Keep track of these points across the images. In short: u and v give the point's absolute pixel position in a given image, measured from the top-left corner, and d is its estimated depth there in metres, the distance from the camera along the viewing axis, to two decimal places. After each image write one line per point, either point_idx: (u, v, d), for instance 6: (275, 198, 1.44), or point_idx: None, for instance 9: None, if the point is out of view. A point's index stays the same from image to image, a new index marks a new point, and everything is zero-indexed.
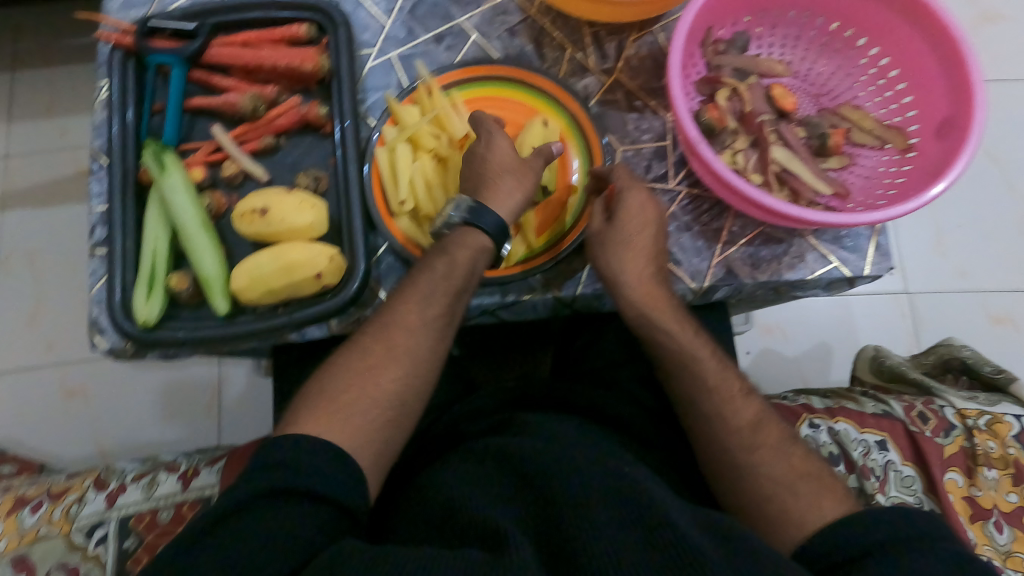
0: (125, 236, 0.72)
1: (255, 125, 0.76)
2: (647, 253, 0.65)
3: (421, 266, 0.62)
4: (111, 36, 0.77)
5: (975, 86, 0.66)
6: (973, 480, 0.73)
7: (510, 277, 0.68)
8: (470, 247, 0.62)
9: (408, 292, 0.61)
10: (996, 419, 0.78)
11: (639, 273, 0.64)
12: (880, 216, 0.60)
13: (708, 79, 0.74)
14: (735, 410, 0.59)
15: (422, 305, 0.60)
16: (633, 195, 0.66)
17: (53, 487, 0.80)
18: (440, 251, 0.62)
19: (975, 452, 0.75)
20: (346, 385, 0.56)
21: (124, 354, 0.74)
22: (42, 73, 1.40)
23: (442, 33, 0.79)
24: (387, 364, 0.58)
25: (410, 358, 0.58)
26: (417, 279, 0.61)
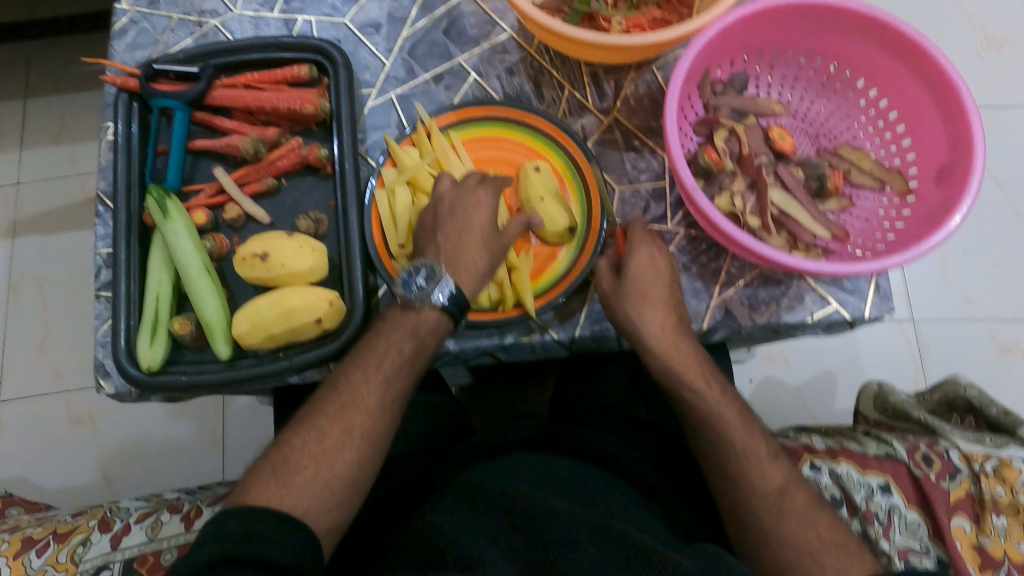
0: (130, 280, 0.74)
1: (257, 167, 0.76)
2: (665, 304, 0.66)
3: (373, 339, 0.65)
4: (116, 78, 0.78)
5: (973, 132, 0.66)
6: (981, 527, 0.72)
7: (508, 320, 0.69)
8: (427, 321, 0.64)
9: (368, 370, 0.63)
10: (1005, 463, 0.77)
11: (660, 325, 0.65)
12: (876, 266, 0.61)
13: (706, 119, 0.74)
14: (763, 473, 0.59)
15: (383, 384, 0.63)
16: (647, 247, 0.67)
17: (59, 528, 0.82)
18: (396, 326, 0.64)
19: (982, 497, 0.73)
20: (302, 465, 0.58)
21: (130, 397, 0.76)
22: (52, 100, 1.42)
23: (441, 73, 0.80)
24: (346, 445, 0.60)
25: (368, 437, 0.61)
26: (370, 353, 0.64)
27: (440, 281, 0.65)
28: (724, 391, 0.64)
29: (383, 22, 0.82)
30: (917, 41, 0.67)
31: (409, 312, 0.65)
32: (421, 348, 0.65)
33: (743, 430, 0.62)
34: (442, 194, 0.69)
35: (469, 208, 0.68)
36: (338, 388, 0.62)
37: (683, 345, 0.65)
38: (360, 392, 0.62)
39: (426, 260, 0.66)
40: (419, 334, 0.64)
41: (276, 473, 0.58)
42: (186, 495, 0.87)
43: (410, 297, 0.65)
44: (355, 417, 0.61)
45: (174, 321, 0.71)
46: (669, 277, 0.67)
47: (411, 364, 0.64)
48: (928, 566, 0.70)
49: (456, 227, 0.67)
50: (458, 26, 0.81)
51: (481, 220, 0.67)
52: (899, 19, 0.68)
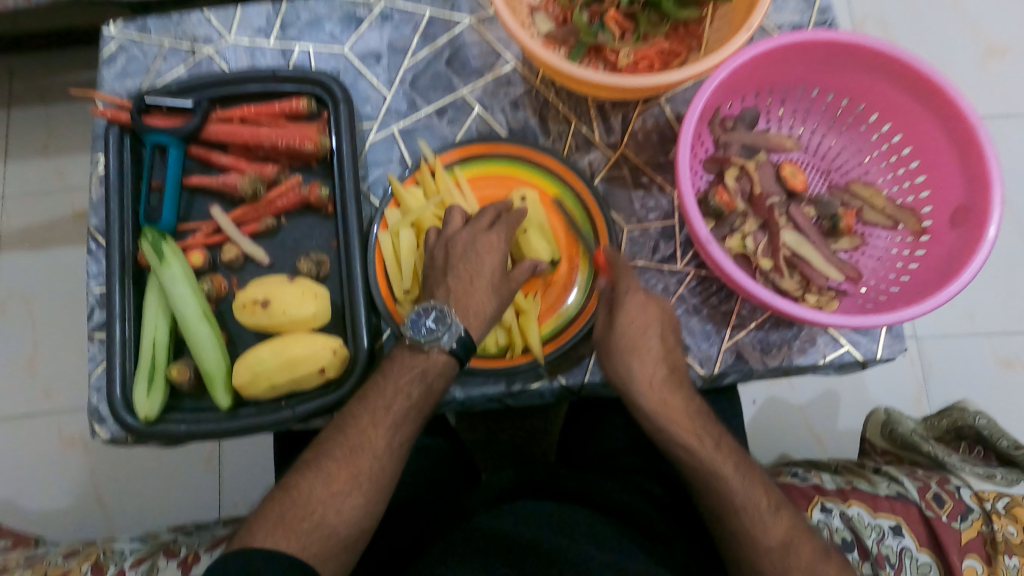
0: (124, 323, 0.71)
1: (255, 206, 0.75)
2: (659, 358, 0.64)
3: (381, 381, 0.63)
4: (106, 112, 0.75)
5: (990, 175, 0.65)
6: (994, 568, 0.71)
7: (516, 367, 0.68)
8: (436, 366, 0.63)
9: (375, 413, 0.61)
10: (1016, 503, 0.77)
11: (649, 379, 0.63)
12: (895, 319, 0.60)
13: (717, 157, 0.73)
14: (766, 530, 0.59)
15: (391, 429, 0.61)
16: (634, 298, 0.64)
17: (49, 571, 0.80)
18: (404, 369, 0.63)
19: (994, 538, 0.73)
20: (310, 511, 0.58)
21: (126, 443, 0.74)
22: (38, 111, 1.36)
23: (444, 106, 0.78)
24: (354, 490, 0.59)
25: (375, 483, 0.60)
26: (378, 396, 0.62)
27: (450, 326, 0.62)
28: (724, 449, 0.63)
29: (384, 52, 0.79)
30: (934, 80, 0.66)
31: (417, 355, 0.63)
32: (428, 392, 0.63)
33: (744, 487, 0.61)
34: (451, 234, 0.67)
35: (483, 252, 0.65)
36: (346, 433, 0.61)
37: (673, 399, 0.63)
38: (369, 435, 0.60)
39: (437, 301, 0.64)
40: (428, 378, 0.63)
41: (285, 518, 0.57)
42: (183, 537, 0.85)
43: (419, 340, 0.62)
44: (362, 462, 0.60)
45: (172, 368, 0.70)
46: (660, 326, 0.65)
47: (419, 408, 0.63)
48: None
49: (467, 271, 0.65)
50: (460, 57, 0.79)
51: (494, 266, 0.65)
52: (913, 56, 0.67)
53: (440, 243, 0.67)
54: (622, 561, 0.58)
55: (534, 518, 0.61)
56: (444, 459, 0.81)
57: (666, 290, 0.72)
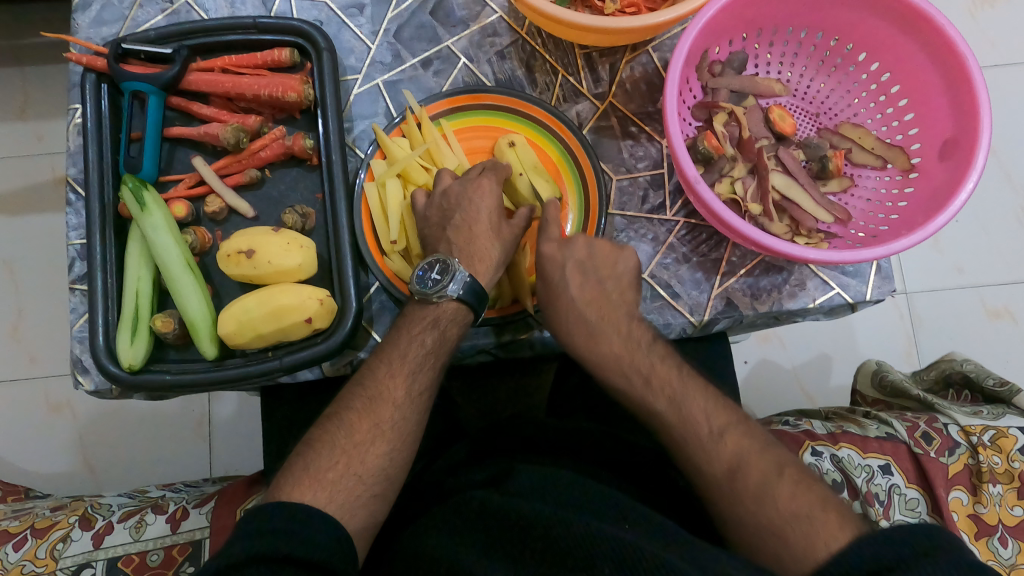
0: (107, 274, 0.70)
1: (239, 157, 0.74)
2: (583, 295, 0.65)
3: (396, 332, 0.63)
4: (82, 57, 0.73)
5: (979, 105, 0.65)
6: (978, 497, 0.74)
7: (487, 320, 0.68)
8: (449, 313, 0.63)
9: (393, 364, 0.61)
10: (1001, 434, 0.77)
11: (579, 321, 0.64)
12: (883, 252, 0.61)
13: (705, 103, 0.72)
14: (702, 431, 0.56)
15: (409, 377, 0.61)
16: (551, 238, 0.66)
17: (39, 522, 0.80)
18: (423, 320, 0.62)
19: (980, 469, 0.75)
20: (334, 461, 0.56)
21: (110, 394, 0.73)
22: (14, 73, 1.32)
23: (429, 57, 0.77)
24: (376, 438, 0.58)
25: (398, 431, 0.59)
26: (394, 350, 0.62)
27: (454, 274, 0.62)
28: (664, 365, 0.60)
29: (367, 3, 0.78)
30: (923, 10, 0.65)
31: (427, 307, 0.63)
32: (443, 339, 0.62)
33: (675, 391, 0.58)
34: (440, 194, 0.67)
35: (477, 198, 0.66)
36: (364, 383, 0.61)
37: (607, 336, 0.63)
38: (388, 386, 0.60)
39: (439, 256, 0.64)
40: (440, 325, 0.62)
41: (310, 469, 0.56)
42: (172, 494, 0.85)
43: (426, 293, 0.62)
44: (382, 410, 0.59)
45: (156, 319, 0.68)
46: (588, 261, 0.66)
47: (436, 357, 0.62)
48: None
49: (464, 222, 0.65)
50: (445, 7, 0.78)
51: (490, 211, 0.66)
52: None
53: (433, 204, 0.67)
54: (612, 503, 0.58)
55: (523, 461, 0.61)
56: None
57: (655, 240, 0.72)
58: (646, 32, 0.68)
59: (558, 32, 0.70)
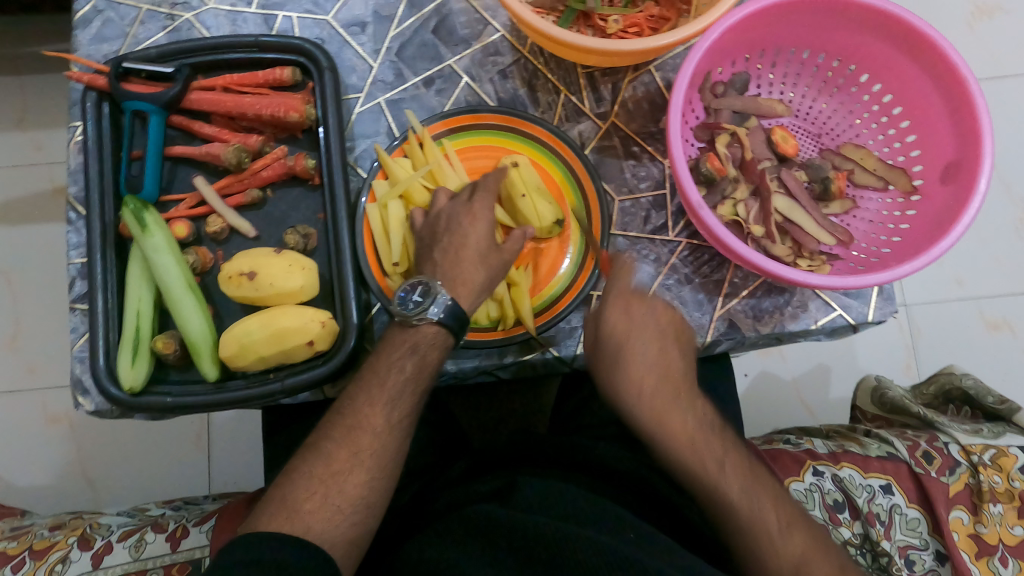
0: (108, 294, 0.70)
1: (240, 177, 0.73)
2: (647, 365, 0.59)
3: (376, 358, 0.62)
4: (83, 76, 0.73)
5: (982, 130, 0.65)
6: (979, 517, 0.74)
7: (485, 342, 0.68)
8: (428, 338, 0.61)
9: (372, 391, 0.60)
10: (1002, 453, 0.78)
11: (641, 389, 0.58)
12: (886, 277, 0.61)
13: (707, 124, 0.72)
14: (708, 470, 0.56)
15: (388, 405, 0.59)
16: (619, 295, 0.61)
17: (37, 543, 0.80)
18: (403, 344, 0.61)
19: (981, 488, 0.75)
20: (311, 492, 0.56)
21: (110, 415, 0.73)
22: (13, 82, 1.32)
23: (431, 76, 0.77)
24: (356, 467, 0.57)
25: (378, 459, 0.58)
26: (373, 376, 0.61)
27: (435, 297, 0.61)
28: (697, 421, 0.58)
29: (369, 20, 0.78)
30: (925, 33, 0.66)
31: (407, 330, 0.62)
32: (422, 365, 0.61)
33: (695, 447, 0.57)
34: (438, 212, 0.66)
35: (467, 222, 0.64)
36: (343, 411, 0.60)
37: (672, 411, 0.57)
38: (365, 414, 0.59)
39: (422, 277, 0.63)
40: (420, 351, 0.61)
41: (287, 500, 0.56)
42: (171, 512, 0.85)
43: (407, 315, 0.61)
44: (361, 439, 0.58)
45: (157, 340, 0.68)
46: (657, 330, 0.60)
47: (417, 382, 0.61)
48: (927, 560, 0.73)
49: (452, 245, 0.63)
50: (447, 26, 0.78)
51: (480, 236, 0.63)
52: (905, 10, 0.66)
53: (427, 223, 0.66)
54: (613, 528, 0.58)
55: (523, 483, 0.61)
56: (433, 436, 0.81)
57: (657, 260, 0.72)
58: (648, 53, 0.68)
59: (560, 53, 0.69)
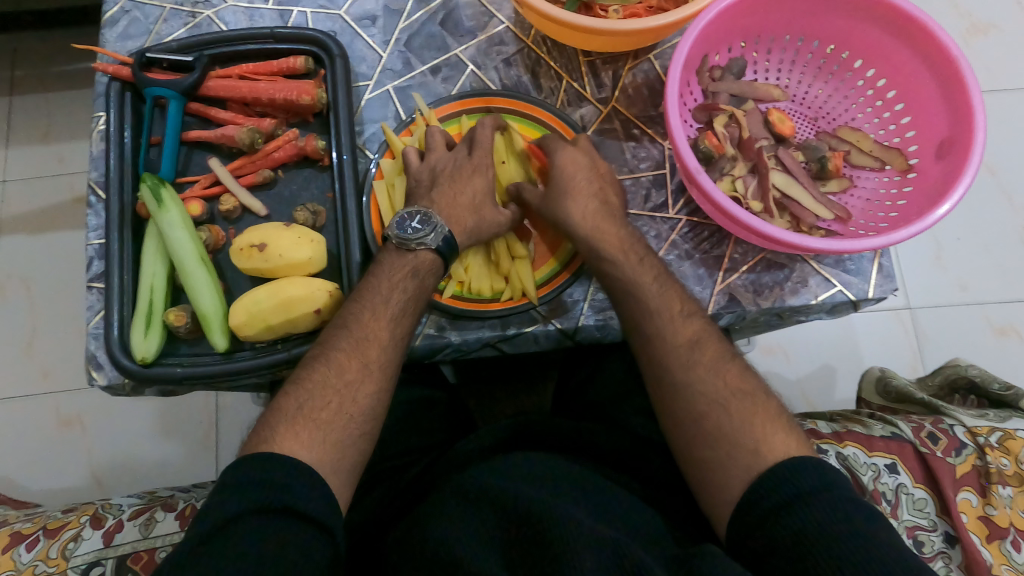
0: (124, 270, 0.72)
1: (253, 159, 0.76)
2: (587, 193, 0.67)
3: (374, 279, 0.64)
4: (108, 67, 0.76)
5: (973, 105, 0.67)
6: (988, 499, 0.76)
7: (469, 310, 0.69)
8: (427, 264, 0.65)
9: (375, 307, 0.62)
10: (1008, 436, 0.80)
11: (582, 211, 0.66)
12: (881, 242, 0.62)
13: (705, 105, 0.74)
14: (689, 367, 0.58)
15: (392, 320, 0.62)
16: (567, 149, 0.68)
17: (49, 523, 0.80)
18: (403, 268, 0.64)
19: (988, 469, 0.77)
20: (326, 401, 0.57)
21: (123, 390, 0.74)
22: (40, 99, 1.37)
23: (438, 64, 0.79)
24: (366, 377, 0.59)
25: (384, 371, 0.60)
26: (373, 294, 0.62)
27: (435, 226, 0.65)
28: (665, 289, 0.63)
29: (379, 14, 0.81)
30: (914, 15, 0.68)
31: (406, 255, 0.65)
32: (421, 288, 0.64)
33: (635, 268, 0.64)
34: (436, 158, 0.69)
35: (469, 175, 0.68)
36: (348, 325, 0.61)
37: (608, 226, 0.66)
38: (372, 327, 0.61)
39: (421, 207, 0.66)
40: (419, 275, 0.64)
41: (302, 409, 0.56)
42: (181, 493, 0.86)
43: (405, 239, 0.64)
44: (370, 351, 0.60)
45: (169, 313, 0.70)
46: (592, 172, 0.68)
47: (414, 303, 0.64)
48: (937, 542, 0.74)
49: (452, 190, 0.67)
50: (454, 18, 0.81)
51: (477, 187, 0.68)
52: None
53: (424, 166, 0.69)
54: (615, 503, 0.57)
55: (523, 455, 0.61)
56: (436, 415, 0.81)
57: (658, 237, 0.73)
58: (661, 32, 0.70)
59: (568, 37, 0.73)
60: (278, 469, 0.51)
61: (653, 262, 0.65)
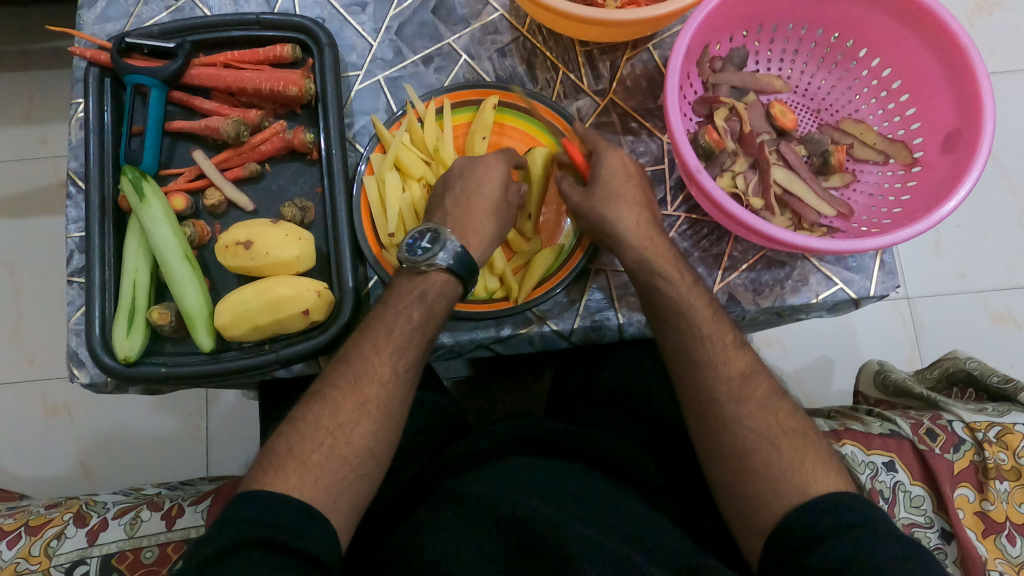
0: (104, 265, 0.70)
1: (239, 151, 0.74)
2: (638, 203, 0.64)
3: (386, 306, 0.61)
4: (86, 51, 0.73)
5: (982, 97, 0.65)
6: (985, 494, 0.75)
7: (467, 313, 0.66)
8: (443, 294, 0.62)
9: (377, 339, 0.59)
10: (1007, 430, 0.78)
11: (634, 222, 0.63)
12: (885, 242, 0.61)
13: (705, 98, 0.72)
14: (739, 400, 0.56)
15: (396, 355, 0.59)
16: (612, 153, 0.65)
17: (32, 519, 0.79)
18: (415, 297, 0.61)
19: (986, 465, 0.76)
20: (318, 443, 0.55)
21: (106, 387, 0.73)
22: (20, 78, 1.33)
23: (431, 54, 0.77)
24: (362, 417, 0.57)
25: (384, 411, 0.58)
26: (382, 325, 0.60)
27: (444, 244, 0.61)
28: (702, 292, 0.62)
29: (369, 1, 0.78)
30: (923, 3, 0.66)
31: (414, 278, 0.62)
32: (431, 314, 0.61)
33: (688, 291, 0.61)
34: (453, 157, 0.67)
35: (482, 174, 0.65)
36: (349, 362, 0.59)
37: (659, 240, 0.63)
38: (374, 362, 0.59)
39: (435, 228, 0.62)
40: (428, 300, 0.61)
41: (293, 451, 0.55)
42: (168, 491, 0.85)
43: (415, 261, 0.61)
44: (368, 389, 0.58)
45: (153, 311, 0.68)
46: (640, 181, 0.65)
47: (422, 333, 0.61)
48: (933, 538, 0.74)
49: (464, 193, 0.65)
50: (447, 5, 0.78)
51: (492, 187, 0.65)
52: None
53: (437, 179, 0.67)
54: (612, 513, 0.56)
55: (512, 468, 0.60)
56: (429, 412, 0.80)
57: None
58: (660, 21, 0.68)
59: (563, 26, 0.70)
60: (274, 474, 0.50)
61: (705, 289, 0.62)
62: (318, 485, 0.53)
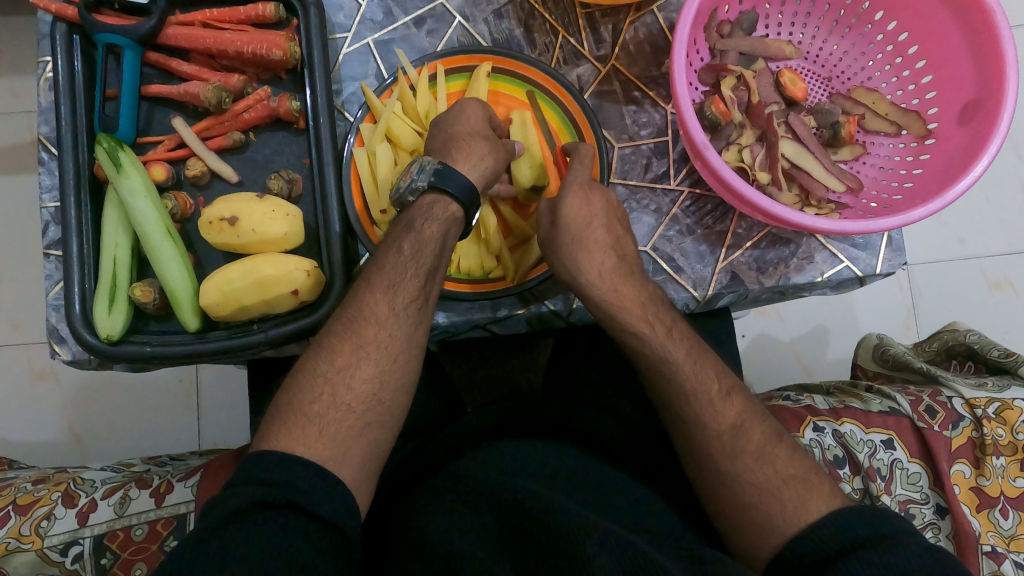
0: (82, 239, 0.67)
1: (220, 119, 0.70)
2: (603, 244, 0.61)
3: (385, 245, 0.59)
4: (50, 5, 0.67)
5: (1005, 66, 0.61)
6: (981, 470, 0.74)
7: (462, 294, 0.65)
8: (438, 221, 0.58)
9: (373, 281, 0.57)
10: (1006, 406, 0.78)
11: (597, 268, 0.61)
12: (900, 221, 0.58)
13: (712, 66, 0.69)
14: (734, 457, 0.54)
15: (389, 292, 0.57)
16: (576, 189, 0.62)
17: (20, 498, 0.78)
18: (405, 227, 0.58)
19: (984, 441, 0.75)
20: (318, 394, 0.54)
21: (89, 364, 0.70)
22: None
23: (422, 15, 0.73)
24: (360, 363, 0.55)
25: (384, 352, 0.55)
26: (382, 260, 0.58)
27: (422, 167, 0.59)
28: (686, 347, 0.59)
29: None
30: None
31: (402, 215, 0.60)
32: (423, 244, 0.58)
33: (664, 343, 0.59)
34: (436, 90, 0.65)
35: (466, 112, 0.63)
36: (346, 307, 0.57)
37: (625, 287, 0.61)
38: (368, 301, 0.56)
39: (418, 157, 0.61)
40: (415, 229, 0.58)
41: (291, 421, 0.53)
42: (157, 468, 0.83)
43: (399, 193, 0.59)
44: (366, 333, 0.55)
45: (135, 288, 0.65)
46: (609, 217, 0.63)
47: (418, 265, 0.58)
48: (928, 514, 0.74)
49: (447, 131, 0.62)
50: None
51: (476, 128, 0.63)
52: None
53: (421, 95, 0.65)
54: (614, 505, 0.55)
55: (511, 455, 0.59)
56: (426, 388, 0.79)
57: (658, 211, 0.69)
58: None
59: None
60: (264, 467, 0.48)
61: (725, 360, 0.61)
62: (326, 451, 0.52)
